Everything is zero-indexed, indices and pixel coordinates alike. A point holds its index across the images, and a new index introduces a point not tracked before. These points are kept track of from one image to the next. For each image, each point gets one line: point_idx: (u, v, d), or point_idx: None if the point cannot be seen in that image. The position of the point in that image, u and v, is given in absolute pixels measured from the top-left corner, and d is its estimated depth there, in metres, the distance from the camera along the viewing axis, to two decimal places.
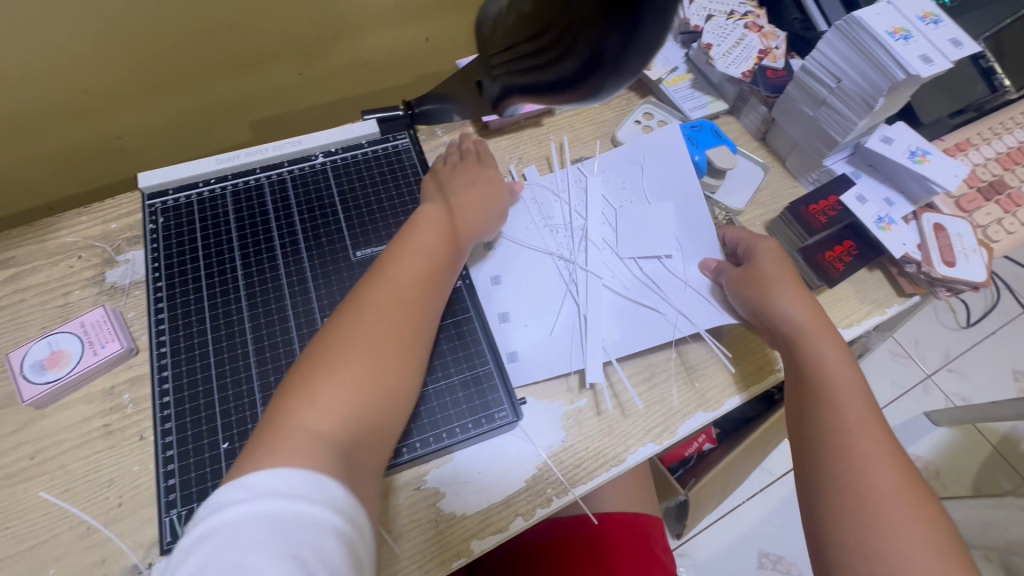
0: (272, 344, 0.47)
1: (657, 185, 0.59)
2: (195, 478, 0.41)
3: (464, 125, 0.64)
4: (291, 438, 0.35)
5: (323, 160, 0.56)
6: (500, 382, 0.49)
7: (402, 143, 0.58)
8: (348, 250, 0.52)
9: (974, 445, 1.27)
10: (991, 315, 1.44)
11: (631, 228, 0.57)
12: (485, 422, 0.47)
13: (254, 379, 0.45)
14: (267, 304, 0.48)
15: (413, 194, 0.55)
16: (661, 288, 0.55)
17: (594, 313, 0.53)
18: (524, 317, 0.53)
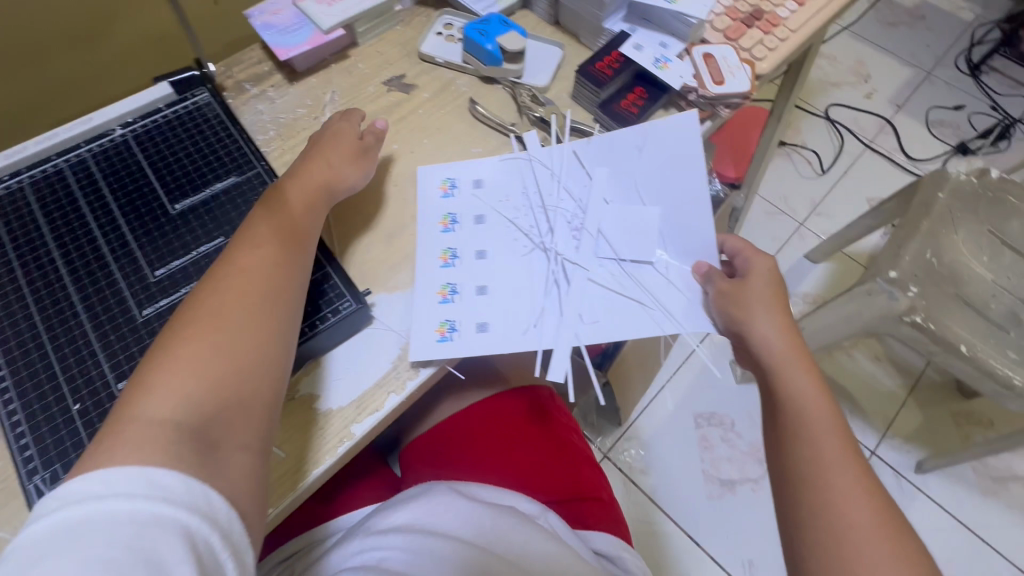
0: (106, 307, 0.46)
1: (650, 177, 0.59)
2: (52, 441, 0.41)
3: (271, 75, 0.65)
4: (130, 432, 0.35)
5: (122, 131, 0.55)
6: (338, 279, 0.51)
7: (201, 99, 0.58)
8: (167, 206, 0.52)
9: (850, 271, 1.43)
10: (840, 158, 1.62)
11: (617, 222, 0.58)
12: (332, 315, 0.49)
13: (93, 343, 0.45)
14: (92, 274, 0.48)
15: (224, 141, 0.56)
16: (643, 279, 0.56)
17: (571, 305, 0.54)
18: (502, 323, 0.53)
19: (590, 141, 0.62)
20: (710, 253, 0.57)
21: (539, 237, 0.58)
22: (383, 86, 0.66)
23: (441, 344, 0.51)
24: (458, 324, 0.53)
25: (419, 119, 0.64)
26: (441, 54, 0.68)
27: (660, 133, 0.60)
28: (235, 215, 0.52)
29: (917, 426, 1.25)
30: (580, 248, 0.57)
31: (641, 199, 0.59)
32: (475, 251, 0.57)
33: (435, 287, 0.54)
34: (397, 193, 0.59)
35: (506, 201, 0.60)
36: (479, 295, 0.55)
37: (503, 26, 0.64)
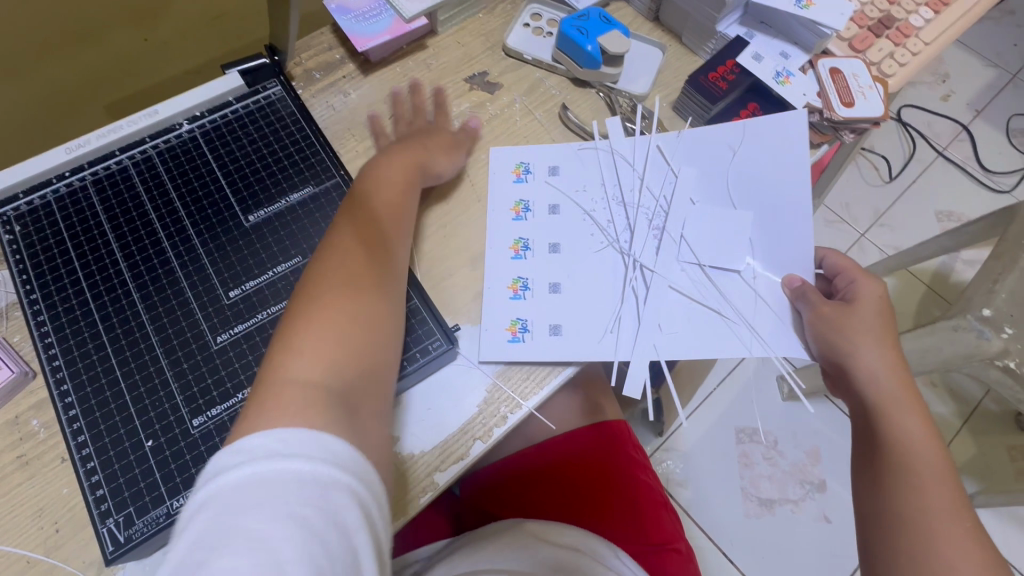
0: (178, 330, 0.43)
1: (746, 180, 0.54)
2: (126, 481, 0.38)
3: (343, 65, 0.60)
4: (287, 391, 0.35)
5: (189, 127, 0.50)
6: (427, 313, 0.47)
7: (273, 92, 0.53)
8: (240, 216, 0.47)
9: (910, 289, 1.36)
10: (910, 165, 1.51)
11: (702, 225, 0.53)
12: (423, 355, 0.46)
13: (166, 370, 0.41)
14: (161, 291, 0.44)
15: (299, 143, 0.51)
16: (730, 290, 0.51)
17: (651, 312, 0.49)
18: (576, 326, 0.49)
19: (680, 134, 0.56)
20: (806, 268, 0.51)
21: (615, 236, 0.53)
22: (463, 84, 0.60)
23: (511, 345, 0.48)
24: (531, 325, 0.49)
25: (504, 124, 0.58)
26: (529, 50, 0.61)
27: (763, 130, 0.54)
28: (312, 231, 0.47)
29: (969, 458, 1.20)
30: (660, 250, 0.52)
31: (733, 201, 0.53)
32: (547, 244, 0.52)
33: (506, 281, 0.50)
34: (482, 207, 0.54)
35: (583, 192, 0.55)
36: (553, 293, 0.50)
37: (604, 24, 0.57)
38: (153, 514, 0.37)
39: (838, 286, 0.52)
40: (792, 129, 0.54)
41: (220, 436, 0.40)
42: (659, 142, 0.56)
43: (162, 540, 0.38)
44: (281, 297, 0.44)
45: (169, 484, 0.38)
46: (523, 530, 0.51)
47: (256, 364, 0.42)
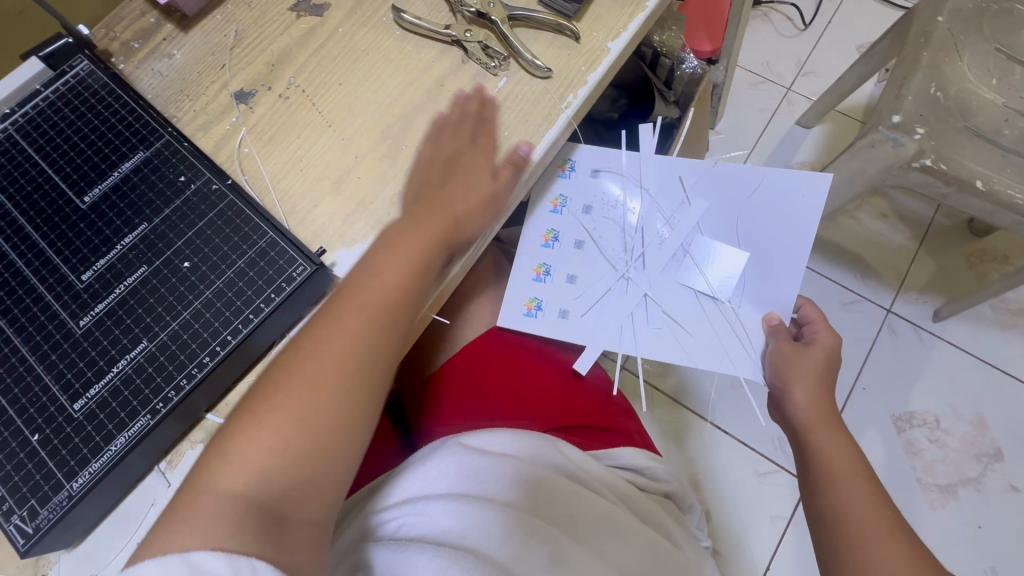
0: (39, 327, 0.41)
1: (755, 229, 0.58)
2: (22, 478, 0.38)
3: (161, 28, 0.56)
4: (205, 500, 0.35)
5: (2, 126, 0.47)
6: (283, 241, 0.44)
7: (81, 69, 0.50)
8: (76, 200, 0.45)
9: (845, 129, 1.34)
10: (822, 6, 1.47)
11: (705, 258, 0.58)
12: (287, 284, 0.43)
13: (36, 367, 0.40)
14: (13, 295, 0.42)
15: (120, 113, 0.48)
16: (709, 313, 0.57)
17: (634, 312, 0.58)
18: (580, 311, 0.58)
19: (701, 170, 0.60)
20: (782, 306, 0.57)
21: (627, 257, 0.59)
22: (290, 13, 0.57)
23: (526, 318, 0.58)
24: (546, 303, 0.58)
25: (340, 42, 0.55)
26: None
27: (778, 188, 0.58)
28: (152, 196, 0.45)
29: (930, 275, 1.15)
30: (659, 268, 0.58)
31: (733, 242, 0.58)
32: (572, 239, 0.59)
33: (531, 266, 0.59)
34: (333, 133, 0.52)
35: (611, 205, 0.60)
36: (569, 284, 0.59)
37: None
38: (56, 500, 0.37)
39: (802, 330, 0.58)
40: (805, 198, 0.57)
41: (103, 411, 0.39)
42: (679, 175, 0.59)
43: (74, 521, 0.38)
44: (135, 266, 0.43)
45: (64, 468, 0.38)
46: (455, 444, 0.49)
47: (124, 336, 0.41)
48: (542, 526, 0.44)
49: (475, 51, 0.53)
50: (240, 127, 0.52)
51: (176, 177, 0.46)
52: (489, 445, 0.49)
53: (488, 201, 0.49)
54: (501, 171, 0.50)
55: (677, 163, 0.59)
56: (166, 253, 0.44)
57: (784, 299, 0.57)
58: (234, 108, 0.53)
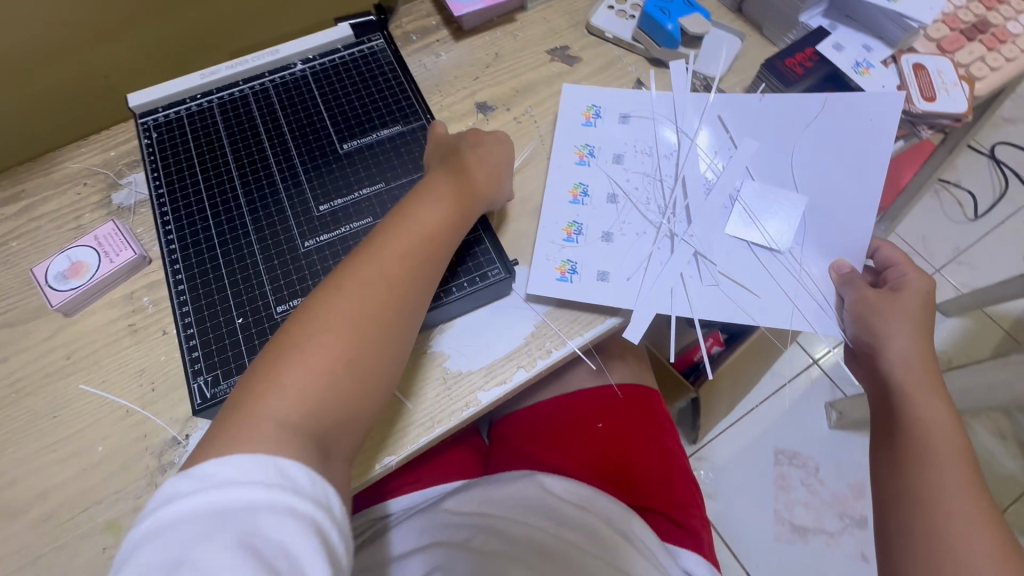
0: (273, 233, 0.49)
1: (812, 166, 0.54)
2: (218, 348, 0.44)
3: (440, 32, 0.66)
4: (255, 426, 0.34)
5: (302, 67, 0.57)
6: (489, 248, 0.50)
7: (376, 45, 0.59)
8: (336, 143, 0.53)
9: (986, 332, 1.27)
10: (1000, 204, 1.42)
11: (764, 194, 0.54)
12: (480, 279, 0.49)
13: (259, 264, 0.47)
14: (263, 198, 0.50)
15: (395, 89, 0.56)
16: (766, 262, 0.52)
17: (684, 249, 0.52)
18: (618, 250, 0.52)
19: (743, 106, 0.57)
20: (856, 253, 0.52)
21: (671, 204, 0.54)
22: (544, 55, 0.64)
23: (559, 284, 0.50)
24: (581, 269, 0.51)
25: None
26: (611, 29, 0.64)
27: (846, 108, 0.55)
28: (398, 164, 0.52)
29: None
30: (706, 213, 0.54)
31: (790, 181, 0.54)
32: (604, 193, 0.55)
33: (567, 187, 0.55)
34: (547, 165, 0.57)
35: (637, 144, 0.57)
36: (603, 242, 0.53)
37: (687, 7, 0.60)
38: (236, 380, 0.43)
39: (885, 276, 0.53)
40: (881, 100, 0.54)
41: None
42: (713, 111, 0.57)
43: None
44: (362, 215, 0.50)
45: (252, 356, 0.44)
46: (533, 481, 0.54)
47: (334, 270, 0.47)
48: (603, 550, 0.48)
49: None
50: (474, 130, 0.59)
51: (420, 156, 0.53)
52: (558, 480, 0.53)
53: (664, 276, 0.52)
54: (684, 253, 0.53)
55: (718, 102, 0.57)
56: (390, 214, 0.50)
57: (858, 245, 0.52)
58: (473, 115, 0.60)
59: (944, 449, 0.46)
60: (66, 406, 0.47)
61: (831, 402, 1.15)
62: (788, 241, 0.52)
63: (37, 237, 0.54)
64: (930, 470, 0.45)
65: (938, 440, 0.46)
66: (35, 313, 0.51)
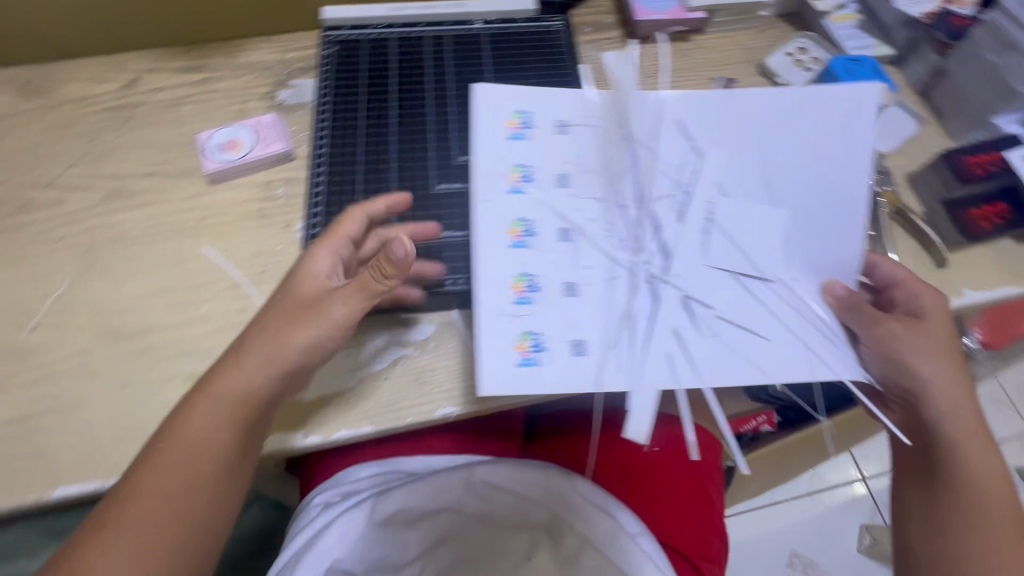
0: (412, 171, 0.51)
1: (783, 178, 0.47)
2: None
3: (613, 32, 0.67)
4: (105, 541, 0.36)
5: (481, 27, 0.60)
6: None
7: (554, 25, 0.60)
8: None
9: None
10: None
11: (745, 225, 0.46)
12: None
13: None
14: (413, 136, 0.53)
15: (560, 71, 0.57)
16: (767, 300, 0.45)
17: (665, 309, 0.44)
18: (583, 296, 0.45)
19: (697, 116, 0.49)
20: (849, 269, 0.46)
21: (632, 251, 0.46)
22: (708, 81, 0.64)
23: (524, 367, 0.42)
24: (547, 344, 0.43)
25: None
26: (784, 75, 0.63)
27: (815, 110, 0.48)
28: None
29: None
30: (682, 238, 0.46)
31: (766, 196, 0.47)
32: (556, 228, 0.46)
33: (505, 226, 0.46)
34: None
35: (576, 158, 0.49)
36: (567, 295, 0.45)
37: (873, 75, 0.58)
38: None
39: (896, 298, 0.47)
40: (857, 104, 0.47)
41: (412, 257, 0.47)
42: (668, 119, 0.49)
43: None
44: None
45: None
46: (572, 483, 0.53)
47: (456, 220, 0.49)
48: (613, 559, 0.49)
49: None
50: None
51: None
52: (552, 479, 0.54)
53: None
54: None
55: (672, 103, 0.49)
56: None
57: (847, 260, 0.46)
58: None
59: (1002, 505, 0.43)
60: (187, 262, 0.51)
61: (869, 527, 1.07)
62: (775, 264, 0.46)
63: (206, 109, 0.60)
64: (980, 525, 0.43)
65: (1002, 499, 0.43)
66: (185, 173, 0.55)
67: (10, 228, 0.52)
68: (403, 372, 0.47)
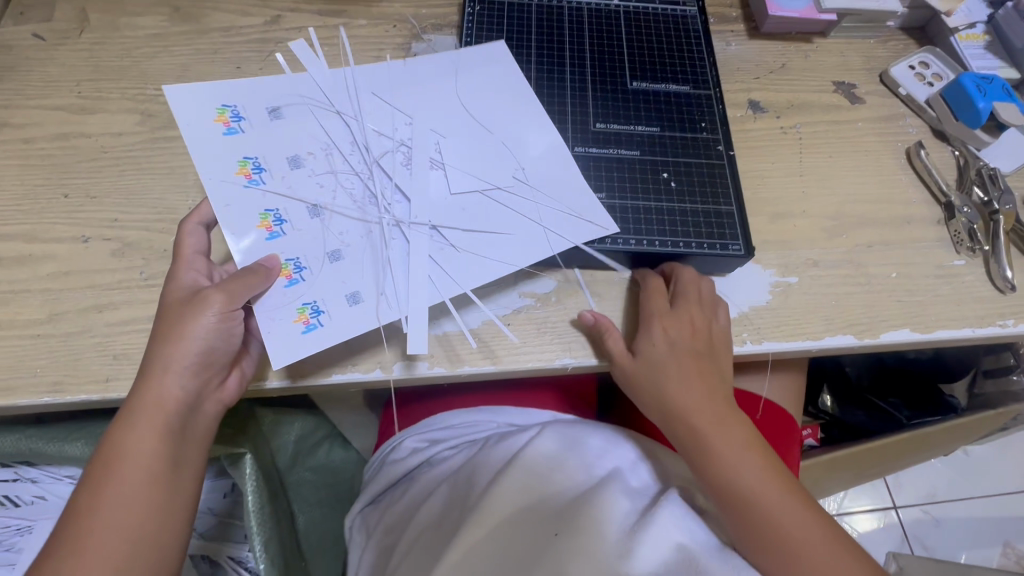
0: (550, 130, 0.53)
1: (460, 121, 0.51)
2: None
3: (737, 25, 0.68)
4: None
5: (618, 4, 0.61)
6: (739, 222, 0.49)
7: (689, 10, 0.62)
8: (627, 79, 0.56)
9: None
10: None
11: (394, 159, 0.48)
12: (719, 248, 0.49)
13: None
14: (552, 97, 0.55)
15: (694, 54, 0.59)
16: (387, 201, 0.47)
17: (416, 245, 0.45)
18: (357, 256, 0.45)
19: (392, 83, 0.52)
20: (516, 157, 0.50)
21: (378, 199, 0.47)
22: (829, 84, 0.64)
23: (307, 334, 0.42)
24: (326, 307, 0.43)
25: (854, 131, 0.61)
26: (906, 85, 0.64)
27: (466, 64, 0.54)
28: (678, 117, 0.54)
29: None
30: (416, 185, 0.47)
31: (479, 121, 0.51)
32: (292, 191, 0.46)
33: (255, 220, 0.44)
34: (799, 183, 0.58)
35: (306, 133, 0.48)
36: (332, 260, 0.44)
37: (1004, 93, 0.58)
38: None
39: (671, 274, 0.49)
40: (496, 52, 0.55)
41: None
42: (364, 90, 0.51)
43: None
44: (630, 147, 0.53)
45: None
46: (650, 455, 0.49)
47: (593, 180, 0.51)
48: (626, 552, 0.38)
49: (956, 224, 0.56)
50: (741, 121, 0.61)
51: (699, 121, 0.54)
52: (609, 453, 0.47)
53: (878, 329, 0.51)
54: (906, 317, 0.52)
55: (352, 72, 0.51)
56: (657, 157, 0.52)
57: (511, 152, 0.50)
58: (743, 109, 0.62)
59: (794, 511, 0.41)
60: None
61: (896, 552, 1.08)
62: (481, 169, 0.49)
63: (344, 52, 0.62)
64: (798, 557, 0.39)
65: (780, 503, 0.41)
66: None
67: (159, 140, 0.55)
68: (526, 321, 0.49)
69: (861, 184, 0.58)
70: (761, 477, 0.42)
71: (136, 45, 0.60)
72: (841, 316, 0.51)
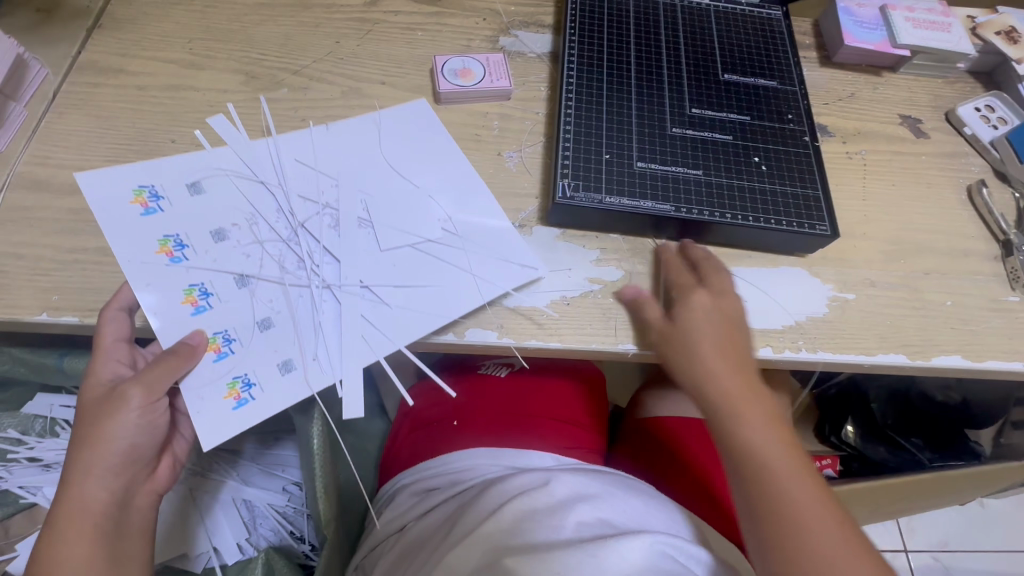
0: (649, 111, 0.56)
1: (361, 169, 0.53)
2: (585, 165, 0.52)
3: (810, 53, 0.70)
4: None
5: (708, 2, 0.64)
6: (825, 205, 0.53)
7: (775, 15, 0.64)
8: (719, 70, 0.60)
9: None
10: None
11: (329, 227, 0.50)
12: (807, 227, 0.52)
13: (633, 126, 0.55)
14: (651, 81, 0.58)
15: (780, 53, 0.61)
16: (313, 261, 0.49)
17: (349, 308, 0.47)
18: (285, 322, 0.46)
19: (315, 150, 0.54)
20: (397, 206, 0.52)
21: (310, 263, 0.48)
22: (895, 116, 0.66)
23: (236, 409, 0.43)
24: (256, 380, 0.44)
25: (917, 164, 0.63)
26: (972, 125, 0.65)
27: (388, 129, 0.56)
28: (767, 109, 0.58)
29: None
30: (355, 250, 0.49)
31: (399, 177, 0.53)
32: (216, 265, 0.47)
33: (179, 296, 0.45)
34: (861, 207, 0.60)
35: (228, 207, 0.49)
36: (262, 330, 0.46)
37: None
38: (592, 195, 0.51)
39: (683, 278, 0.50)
40: (429, 119, 0.58)
41: (651, 180, 0.52)
42: (286, 157, 0.53)
43: (583, 213, 0.51)
44: (723, 132, 0.56)
45: (609, 185, 0.52)
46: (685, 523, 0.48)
47: (689, 158, 0.54)
48: None
49: (1013, 262, 0.57)
50: None
51: (786, 113, 0.58)
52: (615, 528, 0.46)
53: (931, 352, 0.53)
54: (959, 345, 0.53)
55: (277, 142, 0.53)
56: (748, 142, 0.56)
57: (387, 193, 0.52)
58: None
59: (832, 536, 0.40)
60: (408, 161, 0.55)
61: None
62: (394, 221, 0.51)
63: (435, 38, 0.65)
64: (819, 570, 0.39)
65: (802, 496, 0.41)
66: (413, 88, 0.61)
67: (262, 101, 0.58)
68: (593, 304, 0.51)
69: (921, 215, 0.60)
70: (789, 469, 0.42)
71: (244, 12, 0.64)
72: (895, 336, 0.53)
